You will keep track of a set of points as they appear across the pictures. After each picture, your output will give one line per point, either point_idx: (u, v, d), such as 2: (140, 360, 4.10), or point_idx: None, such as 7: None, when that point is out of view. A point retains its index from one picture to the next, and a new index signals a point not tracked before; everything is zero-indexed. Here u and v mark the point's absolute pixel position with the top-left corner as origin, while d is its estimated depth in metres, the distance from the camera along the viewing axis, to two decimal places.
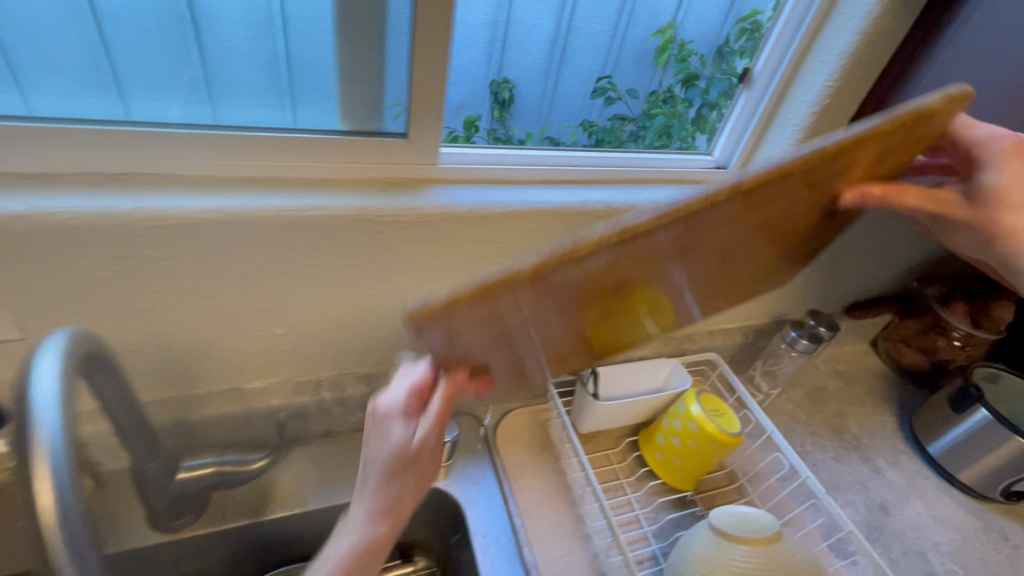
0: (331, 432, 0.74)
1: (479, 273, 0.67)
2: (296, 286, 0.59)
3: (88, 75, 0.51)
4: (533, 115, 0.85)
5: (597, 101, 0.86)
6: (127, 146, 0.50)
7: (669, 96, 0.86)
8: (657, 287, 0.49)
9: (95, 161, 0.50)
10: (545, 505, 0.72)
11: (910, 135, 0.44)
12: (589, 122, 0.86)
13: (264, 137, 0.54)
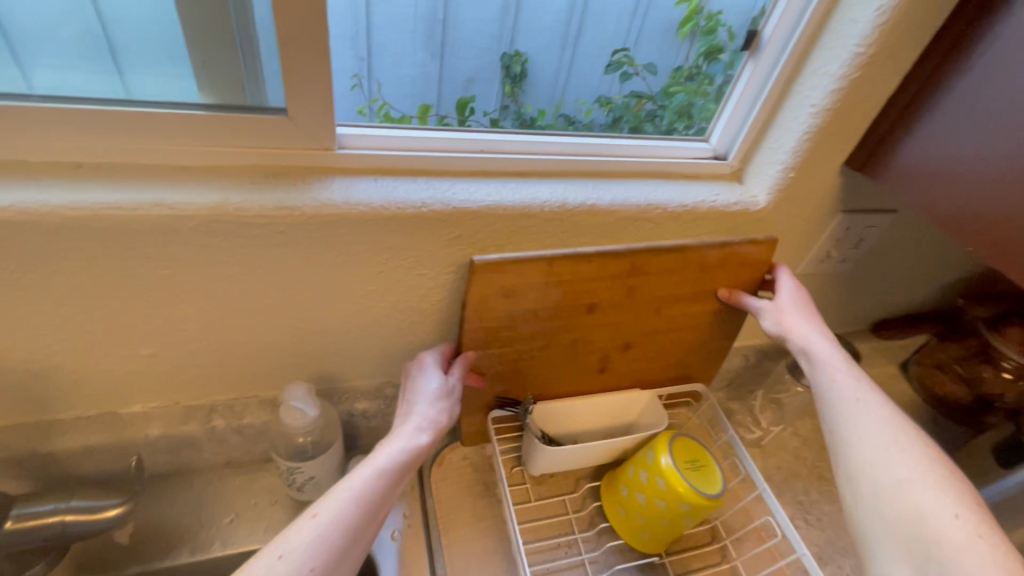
0: (233, 463, 0.62)
1: (395, 285, 0.54)
2: (152, 299, 0.47)
3: (88, 47, 0.43)
4: (547, 89, 0.70)
5: (612, 76, 0.70)
6: (64, 123, 0.41)
7: (696, 73, 0.68)
8: (585, 347, 0.63)
9: (37, 146, 0.42)
10: (477, 566, 0.59)
11: (741, 267, 0.61)
12: (605, 100, 0.70)
13: (140, 114, 0.42)
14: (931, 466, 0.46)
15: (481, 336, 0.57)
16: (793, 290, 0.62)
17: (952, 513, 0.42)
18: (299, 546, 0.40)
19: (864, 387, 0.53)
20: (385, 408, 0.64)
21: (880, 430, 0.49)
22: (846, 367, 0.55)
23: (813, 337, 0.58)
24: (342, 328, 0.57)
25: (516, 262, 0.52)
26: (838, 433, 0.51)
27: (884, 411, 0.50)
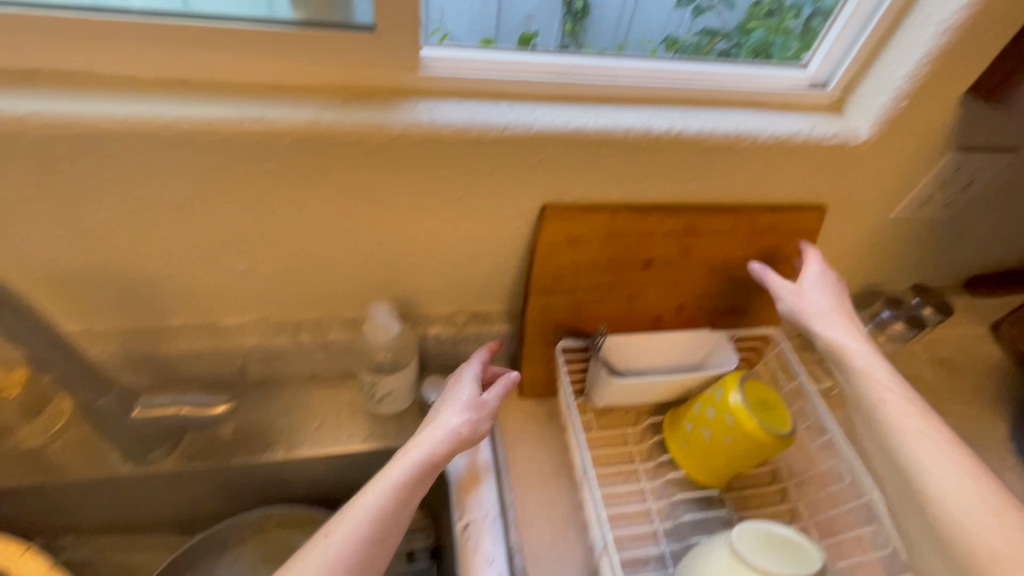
0: (318, 376, 0.68)
1: (473, 211, 0.55)
2: (251, 215, 0.50)
3: None
4: (610, 30, 0.60)
5: (683, 11, 0.63)
6: (163, 43, 0.43)
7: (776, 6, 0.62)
8: (640, 305, 0.65)
9: (136, 64, 0.44)
10: (542, 482, 0.63)
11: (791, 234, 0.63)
12: (673, 40, 0.61)
13: (229, 31, 0.43)
14: (952, 448, 0.48)
15: (541, 280, 0.59)
16: (818, 274, 0.61)
17: (987, 510, 0.44)
18: (335, 541, 0.44)
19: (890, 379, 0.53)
20: (456, 334, 0.67)
21: (905, 426, 0.50)
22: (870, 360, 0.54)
23: (836, 327, 0.57)
24: (421, 254, 0.58)
25: (586, 206, 0.55)
26: (874, 430, 0.52)
27: (908, 406, 0.51)
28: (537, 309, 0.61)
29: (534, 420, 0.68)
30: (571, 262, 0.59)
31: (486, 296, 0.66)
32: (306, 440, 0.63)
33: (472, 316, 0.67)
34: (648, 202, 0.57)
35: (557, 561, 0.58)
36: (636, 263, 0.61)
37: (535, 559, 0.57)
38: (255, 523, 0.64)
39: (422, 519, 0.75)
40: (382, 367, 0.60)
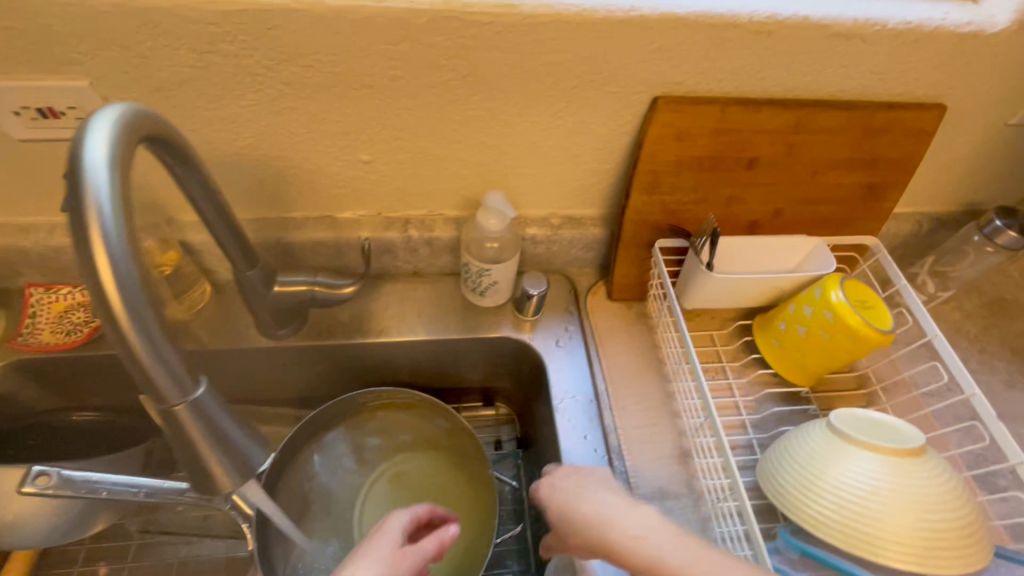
0: (420, 273, 0.72)
1: (585, 104, 0.55)
2: (378, 104, 0.53)
3: None
4: None
5: None
6: None
7: None
8: (737, 209, 0.65)
9: None
10: (633, 373, 0.67)
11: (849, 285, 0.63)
12: None
13: None
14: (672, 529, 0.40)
15: (644, 178, 0.60)
16: (569, 487, 0.48)
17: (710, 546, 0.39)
18: None
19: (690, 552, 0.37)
20: (551, 235, 0.69)
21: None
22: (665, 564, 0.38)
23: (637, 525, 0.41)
24: (527, 151, 0.60)
25: (697, 99, 0.55)
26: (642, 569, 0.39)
27: (677, 555, 0.38)
28: (638, 208, 0.63)
29: (623, 321, 0.71)
30: (676, 158, 0.59)
31: (583, 198, 0.67)
32: (413, 328, 0.69)
33: (567, 219, 0.69)
34: (759, 95, 0.56)
35: (650, 441, 0.62)
36: (739, 162, 0.61)
37: (629, 438, 0.62)
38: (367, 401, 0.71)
39: (508, 411, 0.79)
40: (493, 259, 0.63)
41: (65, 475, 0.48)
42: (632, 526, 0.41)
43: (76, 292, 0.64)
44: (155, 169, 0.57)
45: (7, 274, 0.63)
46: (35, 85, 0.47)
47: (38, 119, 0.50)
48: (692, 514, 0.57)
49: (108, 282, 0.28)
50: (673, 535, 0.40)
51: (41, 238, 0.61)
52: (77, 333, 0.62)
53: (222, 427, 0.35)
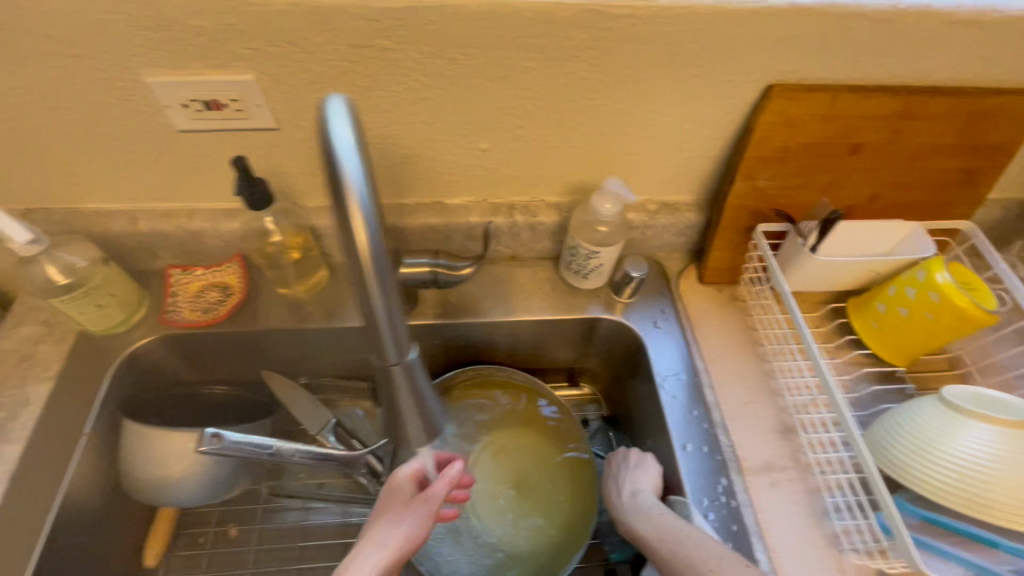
0: (519, 256, 0.76)
1: (702, 92, 0.58)
2: (508, 94, 0.56)
3: None
4: None
5: None
6: None
7: None
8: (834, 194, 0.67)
9: None
10: (730, 353, 0.70)
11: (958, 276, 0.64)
12: None
13: None
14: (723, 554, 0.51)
15: (750, 164, 0.63)
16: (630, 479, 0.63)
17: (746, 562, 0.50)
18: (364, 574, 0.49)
19: (713, 551, 0.52)
20: (647, 221, 0.72)
21: (705, 556, 0.51)
22: (698, 540, 0.53)
23: (683, 524, 0.56)
24: (638, 138, 0.63)
25: (810, 87, 0.57)
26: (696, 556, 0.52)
27: (702, 543, 0.53)
28: (741, 192, 0.65)
29: (715, 303, 0.74)
30: (783, 144, 0.61)
31: (682, 184, 0.70)
32: (517, 308, 0.73)
33: (663, 205, 0.72)
34: (870, 81, 0.58)
35: (752, 417, 0.65)
36: (843, 148, 0.62)
37: (732, 413, 0.65)
38: (471, 377, 0.76)
39: (596, 391, 0.84)
40: (601, 242, 0.66)
41: (230, 439, 0.53)
42: (684, 538, 0.54)
43: (210, 273, 0.69)
44: (293, 157, 0.61)
45: (149, 256, 0.68)
46: (205, 80, 0.51)
47: (203, 111, 0.54)
48: (799, 486, 0.60)
49: (364, 260, 0.32)
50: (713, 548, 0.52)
51: (182, 222, 0.65)
52: (214, 311, 0.67)
53: None
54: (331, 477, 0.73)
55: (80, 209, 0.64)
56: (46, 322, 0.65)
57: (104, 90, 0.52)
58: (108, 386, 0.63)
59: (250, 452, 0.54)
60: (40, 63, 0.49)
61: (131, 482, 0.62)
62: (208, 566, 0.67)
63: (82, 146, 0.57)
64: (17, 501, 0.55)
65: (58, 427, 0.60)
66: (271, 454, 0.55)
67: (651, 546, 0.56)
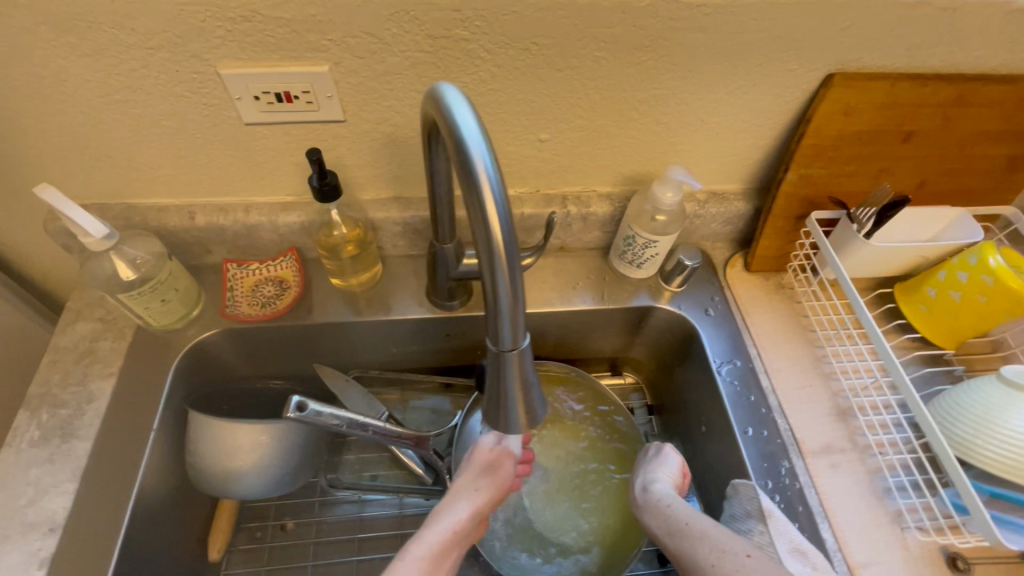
0: (567, 247, 0.77)
1: (764, 82, 0.58)
2: (576, 84, 0.57)
3: None
4: None
5: None
6: None
7: None
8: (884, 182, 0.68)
9: None
10: (781, 339, 0.71)
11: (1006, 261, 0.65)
12: None
13: None
14: (735, 545, 0.51)
15: (806, 152, 0.63)
16: (651, 467, 0.63)
17: (746, 552, 0.50)
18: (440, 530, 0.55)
19: (716, 542, 0.52)
20: (697, 211, 0.72)
21: (708, 550, 0.51)
22: (703, 531, 0.53)
23: (693, 515, 0.56)
24: (696, 129, 0.63)
25: (870, 74, 0.58)
26: (704, 552, 0.52)
27: (707, 534, 0.53)
28: (795, 180, 0.66)
29: (763, 290, 0.75)
30: (839, 132, 0.62)
31: (734, 174, 0.70)
32: (569, 298, 0.74)
33: (712, 194, 0.72)
34: (927, 69, 0.59)
35: (808, 401, 0.66)
36: (897, 136, 0.63)
37: (788, 397, 0.66)
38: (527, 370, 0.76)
39: (638, 378, 0.83)
40: (657, 231, 0.67)
41: (314, 409, 0.53)
42: (695, 529, 0.54)
43: (265, 266, 0.67)
44: (354, 149, 0.61)
45: (203, 251, 0.68)
46: (280, 71, 0.51)
47: (273, 103, 0.54)
48: (859, 467, 0.61)
49: (495, 240, 0.32)
50: (725, 538, 0.52)
51: (239, 216, 0.65)
52: (271, 306, 0.67)
53: (529, 375, 0.39)
54: (386, 469, 0.73)
55: (136, 204, 0.64)
56: (102, 319, 0.65)
57: (177, 83, 0.51)
58: (171, 381, 0.63)
59: (330, 425, 0.54)
60: (116, 55, 0.49)
61: (198, 475, 0.61)
62: (269, 560, 0.67)
63: (146, 140, 0.57)
64: (92, 498, 0.55)
65: (125, 424, 0.59)
66: (348, 428, 0.56)
67: (663, 539, 0.56)
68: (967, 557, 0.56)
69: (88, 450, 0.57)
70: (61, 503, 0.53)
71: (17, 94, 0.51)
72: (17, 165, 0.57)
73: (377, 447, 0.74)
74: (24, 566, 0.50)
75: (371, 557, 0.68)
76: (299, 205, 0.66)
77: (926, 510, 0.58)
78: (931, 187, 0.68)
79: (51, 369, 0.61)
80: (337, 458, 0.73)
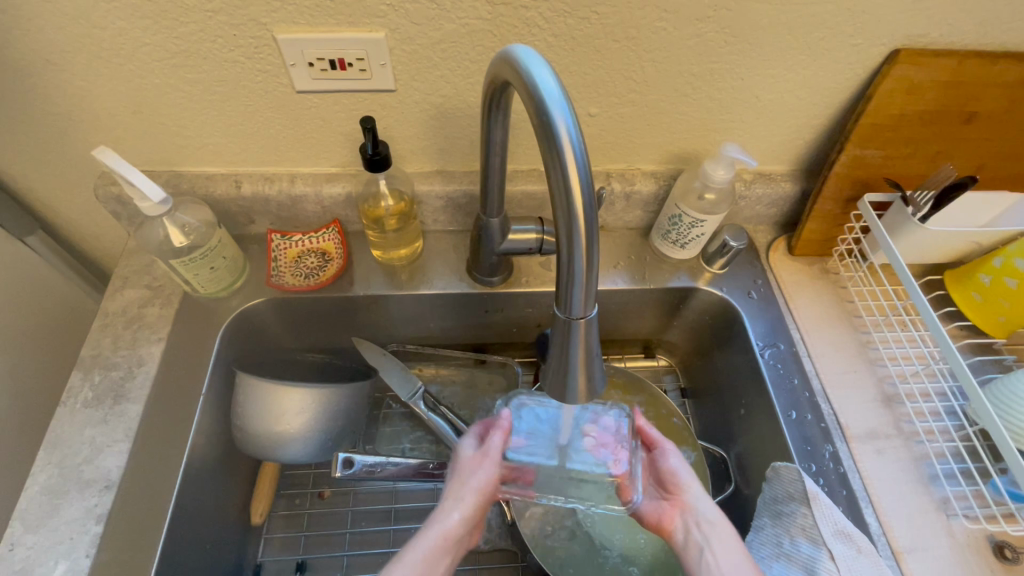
0: (607, 226, 0.76)
1: (825, 56, 0.57)
2: (631, 55, 0.56)
3: None
4: None
5: None
6: None
7: None
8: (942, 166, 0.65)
9: None
10: (825, 321, 0.70)
11: None
12: None
13: None
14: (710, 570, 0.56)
15: (863, 133, 0.61)
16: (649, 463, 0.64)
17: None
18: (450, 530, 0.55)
19: (717, 537, 0.56)
20: (743, 191, 0.71)
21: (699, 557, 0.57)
22: (711, 521, 0.57)
23: (699, 501, 0.59)
24: (751, 106, 0.61)
25: (937, 51, 0.56)
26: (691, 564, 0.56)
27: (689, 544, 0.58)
28: (848, 162, 0.64)
29: (808, 275, 0.74)
30: (900, 112, 0.60)
31: (783, 153, 0.69)
32: (608, 276, 0.73)
33: (759, 174, 0.71)
34: (995, 45, 0.57)
35: (854, 386, 0.65)
36: (958, 117, 0.61)
37: (832, 382, 0.65)
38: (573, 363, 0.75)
39: (673, 361, 0.82)
40: (705, 211, 0.66)
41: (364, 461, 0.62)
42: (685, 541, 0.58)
43: (306, 238, 0.68)
44: (400, 120, 0.60)
45: (248, 221, 0.69)
46: (339, 36, 0.51)
47: (328, 70, 0.54)
48: (904, 453, 0.60)
49: (575, 207, 0.32)
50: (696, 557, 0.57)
51: (285, 186, 0.65)
52: (315, 277, 0.67)
53: (593, 347, 0.38)
54: (420, 442, 0.72)
55: (183, 172, 0.64)
56: (149, 286, 0.66)
57: (234, 47, 0.51)
58: (218, 349, 0.64)
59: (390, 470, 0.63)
60: (177, 18, 0.49)
61: (243, 440, 0.62)
62: (309, 525, 0.67)
63: (197, 106, 0.57)
64: (144, 457, 0.56)
65: (174, 388, 0.60)
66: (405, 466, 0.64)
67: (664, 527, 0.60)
68: (1016, 546, 0.55)
69: (140, 412, 0.58)
70: (116, 462, 0.55)
71: (78, 57, 0.51)
72: (77, 128, 0.58)
73: (414, 420, 0.73)
74: (82, 521, 0.52)
75: (405, 528, 0.68)
76: (343, 175, 0.66)
77: (976, 498, 0.57)
78: (990, 172, 0.66)
79: (102, 332, 0.62)
80: (374, 428, 0.72)
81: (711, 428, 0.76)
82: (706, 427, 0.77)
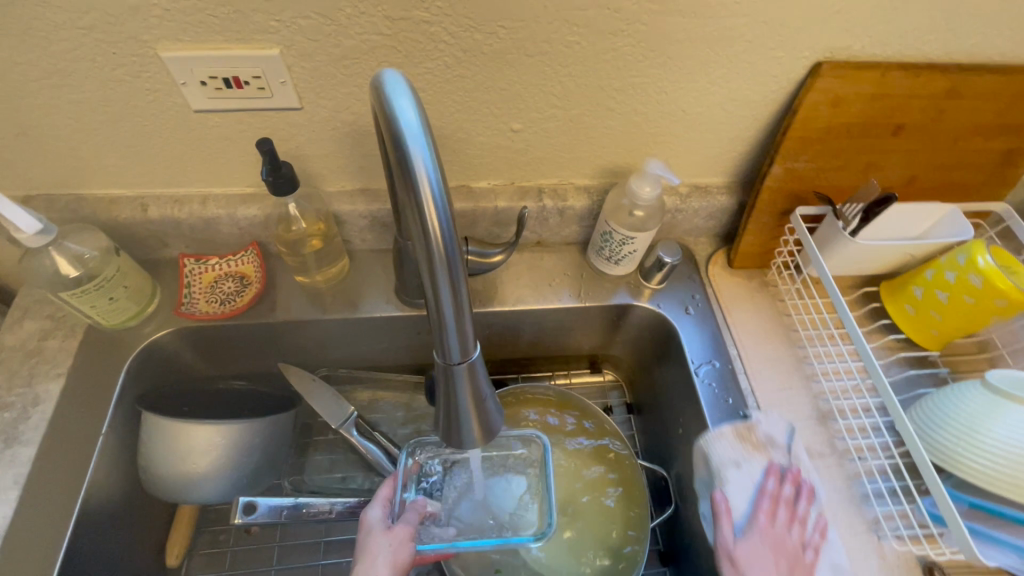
0: (544, 241, 0.74)
1: (748, 69, 0.55)
2: (547, 70, 0.53)
3: None
4: None
5: None
6: None
7: None
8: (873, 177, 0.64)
9: None
10: (762, 337, 0.68)
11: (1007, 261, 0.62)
12: None
13: None
14: None
15: (792, 146, 0.60)
16: None
17: None
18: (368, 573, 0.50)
19: None
20: (678, 205, 0.69)
21: None
22: None
23: None
24: (678, 119, 0.60)
25: (859, 64, 0.55)
26: None
27: None
28: (779, 175, 0.63)
29: (746, 289, 0.72)
30: (827, 124, 0.59)
31: (717, 166, 0.67)
32: (544, 293, 0.71)
33: (695, 188, 0.69)
34: (920, 55, 0.55)
35: (788, 403, 0.64)
36: (886, 129, 0.60)
37: (767, 400, 0.64)
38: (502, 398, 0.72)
39: (618, 376, 0.80)
40: (635, 228, 0.64)
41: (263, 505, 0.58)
42: None
43: (224, 262, 0.65)
44: (311, 140, 0.57)
45: (160, 245, 0.65)
46: (228, 53, 0.48)
47: (223, 89, 0.50)
48: (837, 473, 0.59)
49: (438, 252, 0.30)
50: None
51: (195, 209, 0.61)
52: (231, 304, 0.64)
53: (482, 389, 0.36)
54: (355, 471, 0.69)
55: (85, 195, 0.60)
56: (51, 317, 0.62)
57: (117, 66, 0.48)
58: (122, 385, 0.60)
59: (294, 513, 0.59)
60: (48, 36, 0.45)
61: (152, 481, 0.59)
62: (232, 563, 0.64)
63: (88, 128, 0.53)
64: (36, 505, 0.52)
65: (73, 427, 0.57)
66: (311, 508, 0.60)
67: None
68: (944, 567, 0.55)
69: (32, 455, 0.54)
70: (2, 512, 0.51)
71: None
72: None
73: (346, 446, 0.70)
74: None
75: (335, 561, 0.65)
76: (257, 197, 0.62)
77: (904, 518, 0.56)
78: (922, 182, 0.66)
79: None
80: (304, 457, 0.69)
81: (654, 445, 0.74)
82: (649, 444, 0.75)
